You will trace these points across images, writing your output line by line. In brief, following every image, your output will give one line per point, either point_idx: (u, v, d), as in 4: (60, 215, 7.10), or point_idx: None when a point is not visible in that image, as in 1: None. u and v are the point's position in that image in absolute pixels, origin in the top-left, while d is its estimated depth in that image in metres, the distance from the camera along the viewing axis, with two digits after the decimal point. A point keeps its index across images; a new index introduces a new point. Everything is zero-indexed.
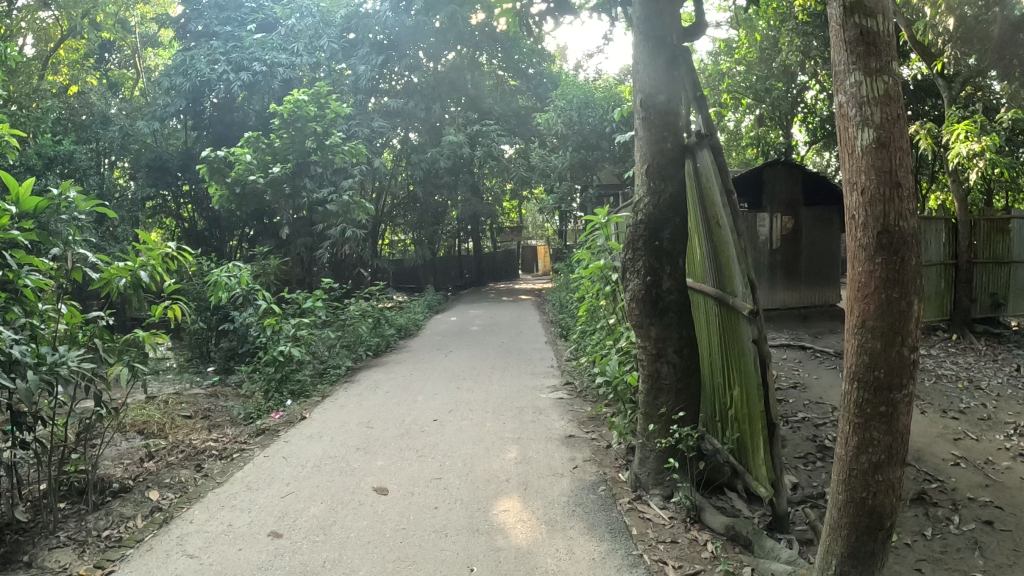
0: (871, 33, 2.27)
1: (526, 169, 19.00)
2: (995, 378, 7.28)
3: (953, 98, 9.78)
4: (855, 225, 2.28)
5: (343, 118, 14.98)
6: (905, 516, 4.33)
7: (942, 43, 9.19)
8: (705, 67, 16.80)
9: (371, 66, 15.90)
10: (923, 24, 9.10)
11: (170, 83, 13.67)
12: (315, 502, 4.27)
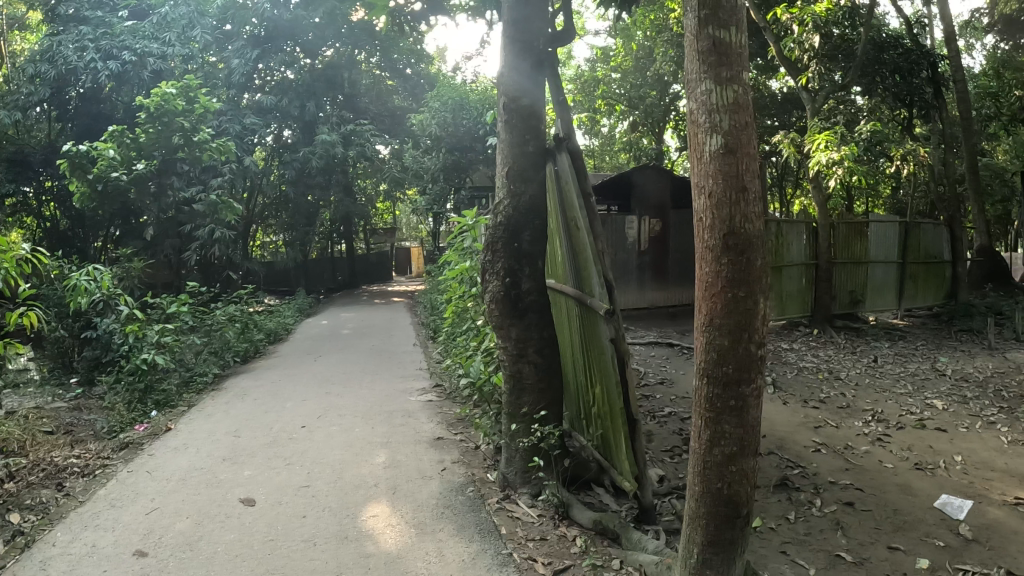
0: (722, 43, 2.37)
1: (400, 170, 18.88)
2: (852, 370, 7.78)
3: (816, 110, 10.46)
4: (704, 226, 2.38)
5: (213, 114, 14.48)
6: (769, 502, 4.58)
7: (809, 59, 10.02)
8: (581, 73, 17.20)
9: (246, 60, 15.50)
10: (792, 40, 9.80)
11: (34, 69, 12.68)
12: (182, 517, 4.06)
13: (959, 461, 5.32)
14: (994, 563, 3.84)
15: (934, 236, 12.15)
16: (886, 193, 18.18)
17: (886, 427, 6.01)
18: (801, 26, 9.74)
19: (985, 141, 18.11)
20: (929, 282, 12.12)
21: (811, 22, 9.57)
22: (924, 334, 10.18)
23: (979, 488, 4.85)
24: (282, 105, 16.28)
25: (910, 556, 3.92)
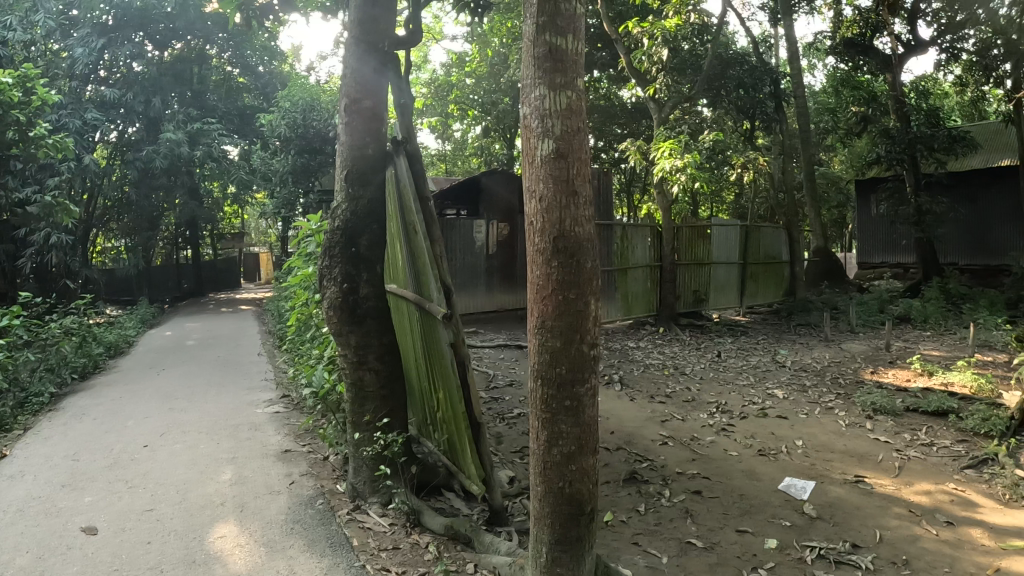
0: (558, 50, 2.40)
1: (249, 173, 18.15)
2: (696, 365, 8.16)
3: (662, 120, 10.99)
4: (535, 230, 2.41)
5: (51, 108, 13.50)
6: (621, 496, 4.71)
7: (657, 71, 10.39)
8: (438, 77, 17.14)
9: (89, 49, 14.57)
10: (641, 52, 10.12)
11: None
12: (20, 552, 3.68)
13: (800, 444, 5.68)
14: (838, 537, 4.13)
15: (772, 238, 12.92)
16: (728, 198, 19.20)
17: (730, 417, 6.33)
18: (650, 40, 10.06)
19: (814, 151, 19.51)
20: (768, 281, 12.89)
21: (659, 35, 9.93)
22: (764, 329, 10.81)
23: (820, 469, 5.19)
24: (126, 100, 15.41)
25: (759, 537, 4.14)
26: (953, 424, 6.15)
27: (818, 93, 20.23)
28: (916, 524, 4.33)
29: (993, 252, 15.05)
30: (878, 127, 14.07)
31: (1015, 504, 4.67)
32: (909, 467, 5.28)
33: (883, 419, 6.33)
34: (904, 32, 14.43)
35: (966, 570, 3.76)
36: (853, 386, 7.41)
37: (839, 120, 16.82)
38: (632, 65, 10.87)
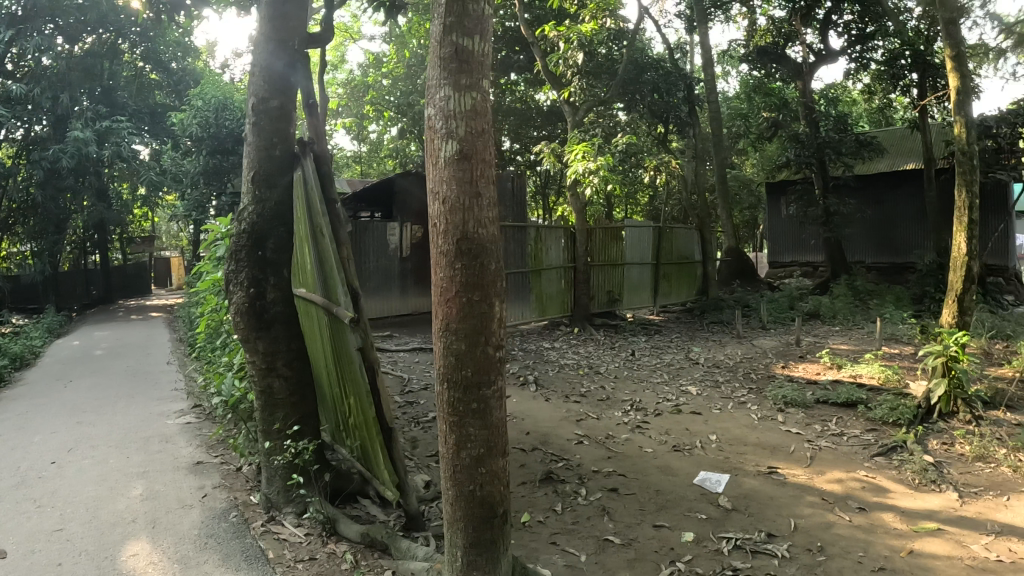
0: (465, 51, 2.40)
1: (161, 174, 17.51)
2: (610, 364, 8.28)
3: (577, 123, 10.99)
4: (438, 231, 2.40)
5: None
6: (537, 496, 4.73)
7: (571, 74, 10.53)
8: (355, 78, 16.90)
9: None
10: (558, 55, 10.22)
11: None
12: None
13: (713, 439, 5.81)
14: (753, 527, 4.24)
15: (684, 239, 13.23)
16: (644, 200, 19.56)
17: (645, 414, 6.43)
18: (567, 43, 10.15)
19: (726, 154, 20.05)
20: (681, 280, 13.20)
21: (575, 39, 10.04)
22: (678, 328, 11.06)
23: (734, 462, 5.32)
24: (33, 96, 14.93)
25: (676, 530, 4.22)
26: (862, 414, 6.42)
27: (730, 99, 20.81)
28: (830, 511, 4.49)
29: (896, 250, 15.77)
30: (790, 131, 14.55)
31: (922, 488, 4.91)
32: (820, 456, 5.48)
33: (794, 411, 6.55)
34: (815, 42, 14.96)
35: (877, 553, 3.93)
36: (765, 380, 7.65)
37: (750, 125, 17.36)
38: (548, 67, 10.82)
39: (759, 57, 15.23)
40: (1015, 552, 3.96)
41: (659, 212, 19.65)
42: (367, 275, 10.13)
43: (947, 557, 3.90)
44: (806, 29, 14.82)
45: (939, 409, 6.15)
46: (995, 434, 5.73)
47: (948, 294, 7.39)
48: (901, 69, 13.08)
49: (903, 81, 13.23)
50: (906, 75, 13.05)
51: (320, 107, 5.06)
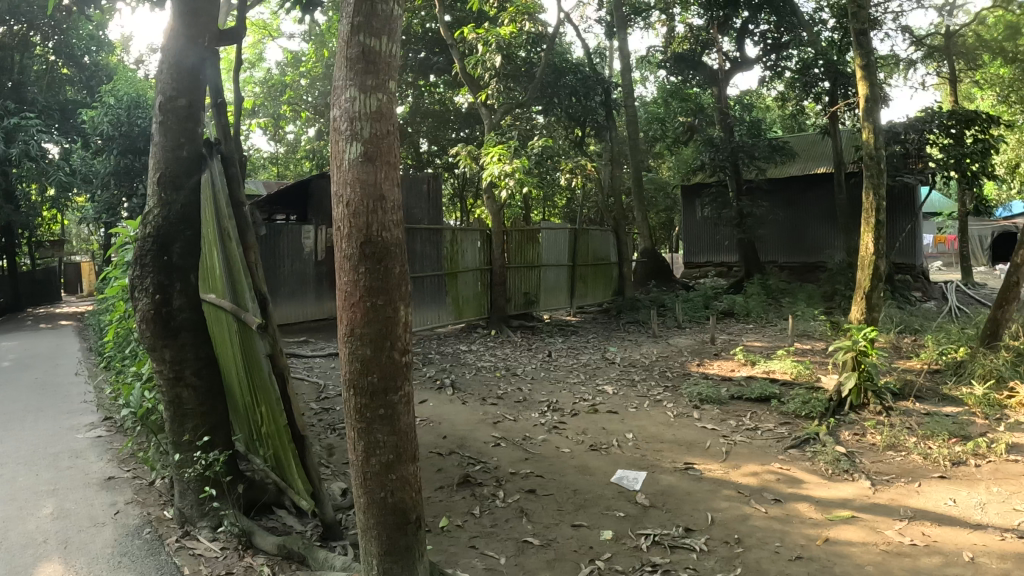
0: (372, 52, 2.36)
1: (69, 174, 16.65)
2: (528, 366, 8.31)
3: (494, 125, 11.03)
4: (341, 234, 2.35)
5: None
6: (455, 500, 4.69)
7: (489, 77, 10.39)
8: (270, 77, 16.45)
9: None
10: (476, 58, 10.21)
11: None
12: None
13: (630, 437, 5.88)
14: (671, 523, 4.31)
15: (600, 240, 13.40)
16: (562, 202, 19.72)
17: (562, 415, 6.47)
18: (485, 45, 10.15)
19: (644, 157, 20.40)
20: (597, 282, 13.36)
21: (494, 43, 10.07)
22: (595, 328, 11.20)
23: (651, 459, 5.40)
24: None
25: (595, 529, 4.25)
26: (774, 408, 6.63)
27: (647, 103, 21.15)
28: (747, 503, 4.61)
29: (807, 250, 16.34)
30: (705, 136, 14.89)
31: (835, 478, 5.09)
32: (735, 451, 5.62)
33: (710, 407, 6.70)
34: (731, 50, 15.37)
35: (793, 542, 4.06)
36: (681, 378, 7.81)
37: (667, 130, 17.70)
38: (465, 70, 10.75)
39: (676, 64, 15.52)
40: (923, 537, 4.15)
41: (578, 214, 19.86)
42: (280, 280, 9.90)
43: (862, 543, 4.05)
44: (722, 37, 15.18)
45: (850, 401, 6.43)
46: (904, 424, 6.05)
47: (856, 292, 7.70)
48: (814, 76, 13.48)
49: (815, 89, 13.68)
50: (818, 83, 13.48)
51: (234, 107, 4.90)
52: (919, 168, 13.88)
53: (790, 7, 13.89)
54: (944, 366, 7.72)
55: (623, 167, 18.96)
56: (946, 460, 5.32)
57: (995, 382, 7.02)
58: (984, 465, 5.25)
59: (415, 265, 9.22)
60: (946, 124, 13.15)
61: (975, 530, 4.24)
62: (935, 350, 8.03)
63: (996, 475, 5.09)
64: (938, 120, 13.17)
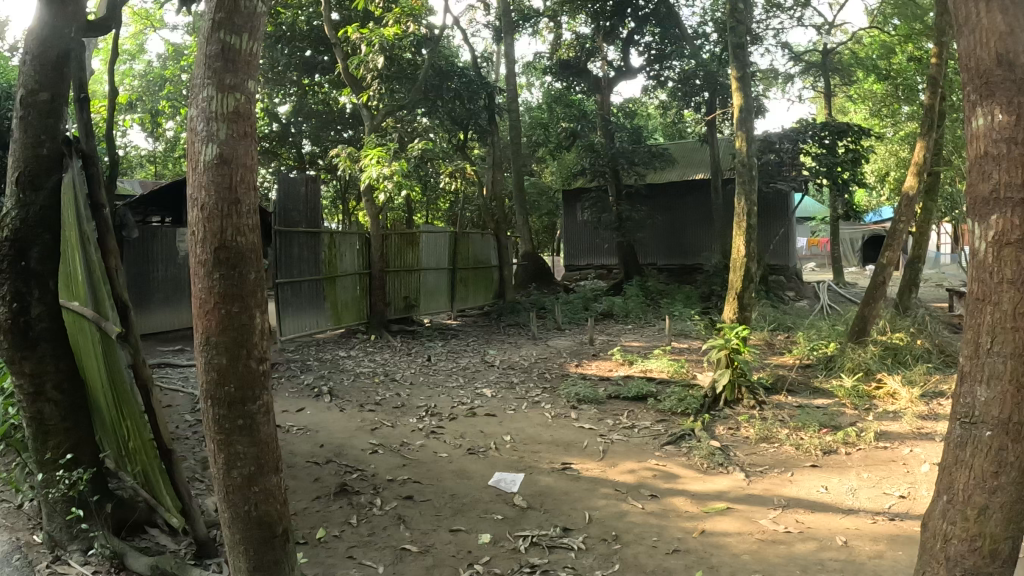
0: (232, 50, 2.32)
1: None
2: (407, 371, 8.21)
3: (374, 127, 10.60)
4: (195, 239, 2.29)
5: None
6: (331, 510, 4.54)
7: (372, 78, 10.18)
8: (151, 70, 15.55)
9: None
10: (360, 58, 9.97)
11: None
12: None
13: (508, 440, 5.91)
14: (549, 523, 4.35)
15: (480, 245, 13.41)
16: (446, 205, 19.62)
17: (439, 419, 6.44)
18: (368, 46, 9.92)
19: (527, 162, 20.56)
20: (478, 286, 13.36)
21: (378, 43, 9.84)
22: (475, 331, 11.20)
23: (529, 461, 5.44)
24: None
25: (472, 533, 4.23)
26: (651, 406, 6.80)
27: (532, 107, 21.32)
28: (624, 500, 4.70)
29: (684, 253, 16.94)
30: (586, 141, 15.17)
31: (711, 471, 5.26)
32: (611, 449, 5.73)
33: (587, 407, 6.82)
34: (616, 59, 15.69)
35: (671, 536, 4.17)
36: (559, 379, 7.92)
37: (551, 135, 17.89)
38: (348, 69, 10.43)
39: (562, 70, 15.79)
40: (796, 524, 4.36)
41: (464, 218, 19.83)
42: (151, 284, 9.33)
43: (738, 533, 4.21)
44: (608, 46, 15.44)
45: (724, 398, 6.65)
46: (777, 417, 6.40)
47: (728, 292, 8.02)
48: (694, 84, 14.08)
49: (695, 98, 14.38)
50: (698, 92, 14.08)
51: (111, 103, 4.57)
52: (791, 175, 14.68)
53: (671, 17, 14.33)
54: (815, 360, 8.18)
55: (508, 172, 19.03)
56: (817, 449, 5.64)
57: (863, 374, 7.54)
58: (854, 453, 5.61)
59: (294, 270, 8.92)
60: (819, 136, 14.01)
61: (847, 515, 4.49)
62: (806, 346, 8.49)
63: (865, 461, 5.45)
64: (811, 132, 14.01)
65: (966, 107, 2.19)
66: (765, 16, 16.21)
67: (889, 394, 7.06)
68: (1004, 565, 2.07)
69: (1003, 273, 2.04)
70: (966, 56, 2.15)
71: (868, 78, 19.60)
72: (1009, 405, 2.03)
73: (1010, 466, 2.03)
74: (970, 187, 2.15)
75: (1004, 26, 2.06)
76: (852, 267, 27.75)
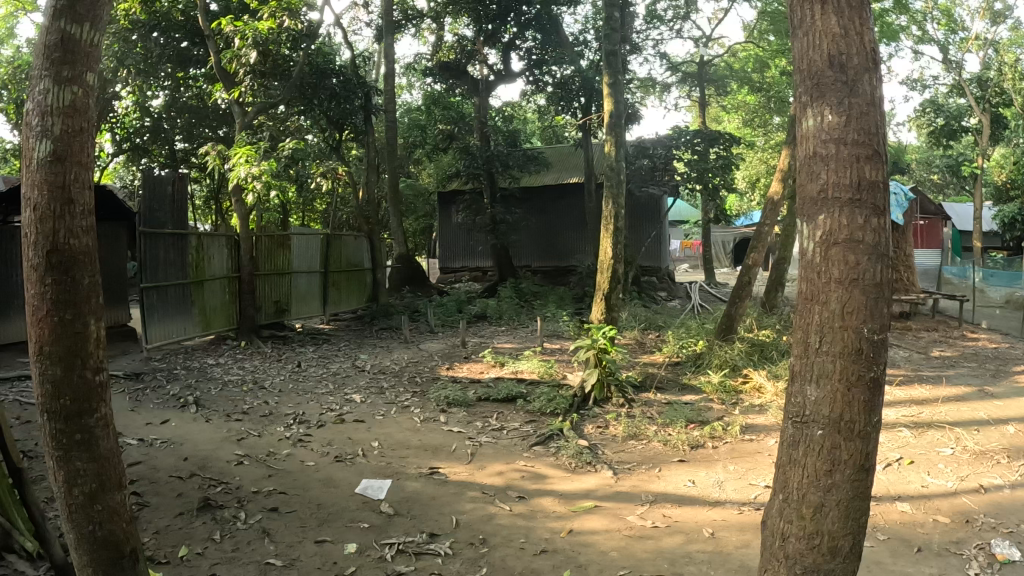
0: (72, 40, 2.16)
1: None
2: (276, 378, 7.91)
3: (247, 124, 10.03)
4: (25, 242, 2.10)
5: None
6: (193, 527, 4.25)
7: (245, 74, 9.63)
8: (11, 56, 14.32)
9: None
10: (231, 52, 9.39)
11: None
12: None
13: (376, 446, 5.79)
14: (415, 530, 4.28)
15: (353, 246, 13.10)
16: (323, 206, 19.09)
17: (308, 427, 6.23)
18: (241, 39, 9.38)
19: (404, 163, 20.30)
20: (350, 288, 13.04)
21: (251, 37, 9.33)
22: (347, 336, 10.95)
23: (396, 466, 5.35)
24: None
25: (338, 543, 4.10)
26: (521, 408, 6.83)
27: (411, 108, 21.07)
28: (491, 503, 4.69)
29: (557, 255, 17.22)
30: (463, 143, 15.16)
31: (579, 470, 5.34)
32: (480, 452, 5.72)
33: (456, 411, 6.78)
34: (496, 63, 15.75)
35: (538, 537, 4.19)
36: (429, 382, 7.85)
37: (429, 136, 17.76)
38: (219, 63, 9.83)
39: (442, 71, 15.69)
40: (664, 518, 4.48)
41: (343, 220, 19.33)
42: (10, 291, 8.53)
43: (606, 530, 4.28)
44: (488, 49, 15.53)
45: (594, 396, 6.80)
46: (645, 414, 6.58)
47: (596, 292, 8.18)
48: (572, 90, 14.31)
49: (572, 104, 14.55)
50: (575, 99, 14.36)
51: None
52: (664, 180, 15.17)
53: (553, 25, 14.56)
54: (684, 358, 8.47)
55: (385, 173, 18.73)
56: (685, 444, 5.83)
57: (730, 370, 7.89)
58: (720, 446, 5.83)
59: (159, 272, 8.42)
60: (692, 143, 14.49)
61: (714, 507, 4.65)
62: (676, 344, 8.78)
63: (730, 454, 5.68)
64: (685, 138, 14.50)
65: (799, 108, 2.32)
66: (645, 27, 16.76)
67: (755, 388, 7.38)
68: (842, 559, 2.17)
69: (831, 273, 2.15)
70: (799, 58, 2.27)
71: (740, 90, 20.58)
72: (839, 403, 2.14)
73: (843, 464, 2.14)
74: (801, 186, 2.27)
75: (838, 29, 2.18)
76: (723, 268, 29.07)
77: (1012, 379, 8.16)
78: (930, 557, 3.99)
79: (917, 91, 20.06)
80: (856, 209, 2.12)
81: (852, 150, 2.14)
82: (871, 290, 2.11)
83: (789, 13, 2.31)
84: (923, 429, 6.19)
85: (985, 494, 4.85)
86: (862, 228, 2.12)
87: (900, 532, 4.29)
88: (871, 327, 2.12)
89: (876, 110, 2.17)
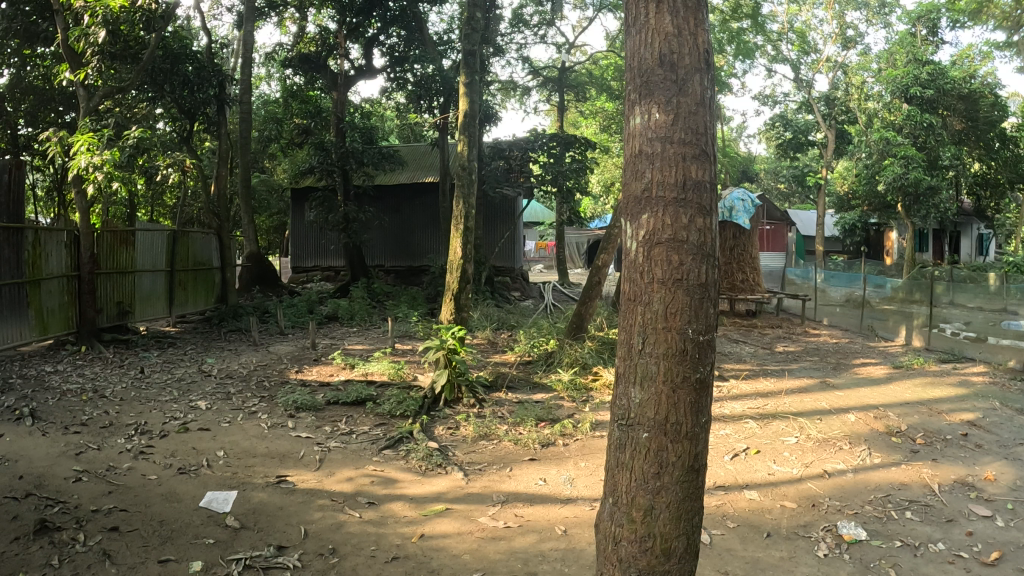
0: None
1: None
2: (117, 386, 7.36)
3: (92, 109, 8.97)
4: None
5: None
6: (29, 553, 3.86)
7: (93, 53, 8.74)
8: None
9: None
10: (78, 30, 8.48)
11: None
12: None
13: (221, 456, 5.50)
14: (262, 543, 4.09)
15: (200, 244, 12.40)
16: (171, 199, 18.03)
17: (150, 438, 5.83)
18: (89, 16, 8.52)
19: (257, 157, 19.42)
20: (198, 289, 12.32)
21: (100, 14, 8.44)
22: (194, 339, 10.37)
23: (241, 477, 5.10)
24: None
25: (183, 562, 3.86)
26: (371, 410, 6.69)
27: (268, 100, 20.27)
28: (340, 510, 4.57)
29: (412, 254, 17.08)
30: (317, 138, 14.72)
31: (429, 472, 5.30)
32: (328, 458, 5.57)
33: (305, 415, 6.56)
34: (358, 58, 15.43)
35: (390, 544, 4.12)
36: (278, 387, 7.56)
37: (285, 129, 17.14)
38: (65, 41, 8.60)
39: (301, 63, 15.19)
40: (516, 518, 4.50)
41: (192, 215, 18.31)
42: None
43: (458, 534, 4.26)
44: (349, 43, 15.25)
45: (444, 397, 6.80)
46: (496, 414, 6.63)
47: (446, 292, 8.15)
48: (431, 89, 14.04)
49: (428, 102, 14.24)
50: (434, 97, 14.03)
51: None
52: (521, 182, 15.30)
53: (418, 23, 14.47)
54: (535, 356, 8.58)
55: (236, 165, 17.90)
56: (536, 443, 5.91)
57: (580, 368, 8.05)
58: (571, 444, 5.95)
59: None
60: (549, 146, 14.71)
61: (566, 504, 4.73)
62: (527, 343, 8.86)
63: (580, 451, 5.79)
64: (542, 142, 14.71)
65: (628, 105, 2.38)
66: (510, 31, 16.96)
67: (604, 386, 7.59)
68: (676, 560, 2.24)
69: (654, 273, 2.21)
70: (632, 56, 2.34)
71: (601, 95, 21.17)
72: (664, 406, 2.20)
73: (671, 466, 2.21)
74: (627, 185, 2.33)
75: (670, 29, 2.26)
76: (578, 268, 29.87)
77: (851, 371, 8.80)
78: (779, 541, 4.22)
79: (768, 105, 21.45)
80: (680, 209, 2.20)
81: (678, 149, 2.22)
82: (694, 290, 2.18)
83: (626, 11, 2.38)
84: (768, 420, 6.55)
85: (828, 479, 5.18)
86: (686, 228, 2.19)
87: (748, 519, 4.52)
88: (695, 328, 2.19)
89: (703, 110, 2.25)
